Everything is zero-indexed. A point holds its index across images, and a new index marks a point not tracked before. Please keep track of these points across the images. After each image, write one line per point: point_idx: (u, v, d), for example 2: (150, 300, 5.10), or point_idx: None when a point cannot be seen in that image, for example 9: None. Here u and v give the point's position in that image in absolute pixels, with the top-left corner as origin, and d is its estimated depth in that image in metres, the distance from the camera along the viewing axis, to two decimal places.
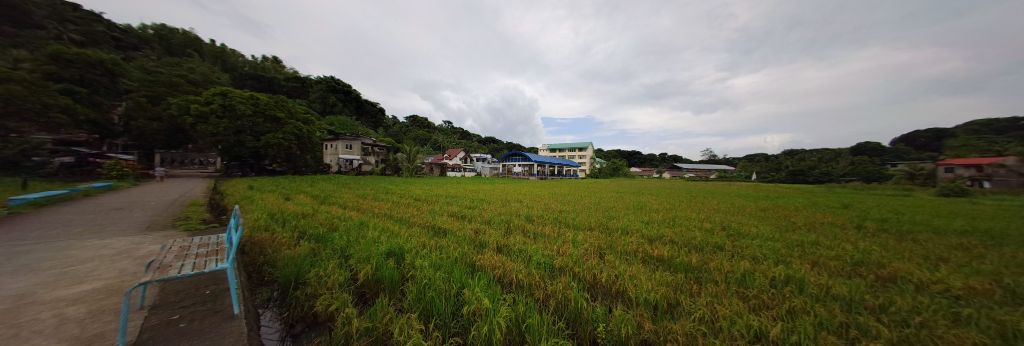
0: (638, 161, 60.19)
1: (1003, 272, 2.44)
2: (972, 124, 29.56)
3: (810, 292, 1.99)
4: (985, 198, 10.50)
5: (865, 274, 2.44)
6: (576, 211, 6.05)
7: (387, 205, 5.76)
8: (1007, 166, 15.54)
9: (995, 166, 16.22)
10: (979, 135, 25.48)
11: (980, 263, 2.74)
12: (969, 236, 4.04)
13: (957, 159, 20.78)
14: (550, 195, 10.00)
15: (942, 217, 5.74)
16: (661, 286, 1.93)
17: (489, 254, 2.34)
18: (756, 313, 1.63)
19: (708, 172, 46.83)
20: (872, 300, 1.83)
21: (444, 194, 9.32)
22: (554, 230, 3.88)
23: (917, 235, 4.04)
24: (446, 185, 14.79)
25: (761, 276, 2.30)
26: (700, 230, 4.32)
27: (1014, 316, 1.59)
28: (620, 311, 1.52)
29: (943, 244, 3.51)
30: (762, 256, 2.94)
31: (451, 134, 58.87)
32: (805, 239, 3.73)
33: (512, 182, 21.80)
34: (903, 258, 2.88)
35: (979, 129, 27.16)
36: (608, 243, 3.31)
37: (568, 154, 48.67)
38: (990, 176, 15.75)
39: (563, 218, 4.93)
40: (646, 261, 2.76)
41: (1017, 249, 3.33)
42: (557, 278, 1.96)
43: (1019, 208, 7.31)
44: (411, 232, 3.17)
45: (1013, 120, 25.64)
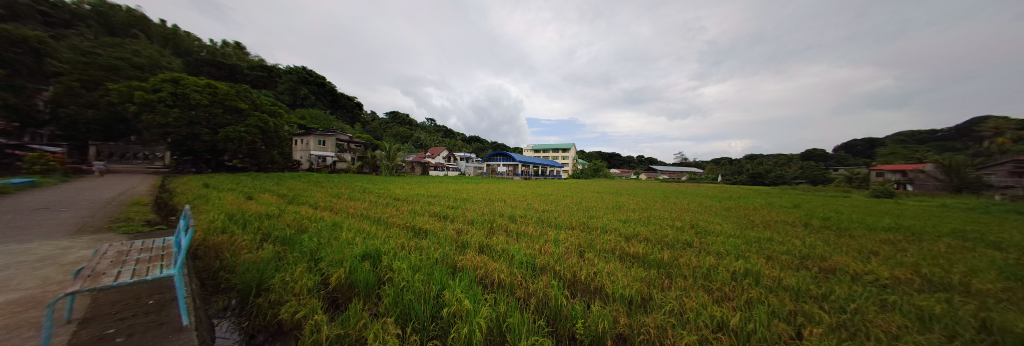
0: (618, 162, 62.67)
1: (919, 263, 2.85)
2: (898, 136, 34.16)
3: (765, 284, 2.20)
4: (908, 200, 12.18)
5: (810, 266, 2.74)
6: (558, 210, 6.18)
7: (364, 205, 5.49)
8: (929, 171, 18.22)
9: (918, 172, 18.94)
10: (903, 145, 29.49)
11: (901, 256, 3.18)
12: (893, 232, 4.68)
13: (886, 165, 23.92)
14: (532, 195, 10.14)
15: (875, 216, 6.58)
16: (637, 283, 2.02)
17: (470, 254, 2.31)
18: (719, 304, 1.77)
19: (680, 173, 49.95)
20: (814, 290, 2.07)
21: (426, 193, 9.10)
22: (536, 229, 3.94)
23: (853, 231, 4.60)
24: (427, 184, 14.41)
25: (725, 270, 2.50)
26: (672, 228, 4.59)
27: (924, 301, 1.87)
28: (599, 307, 1.57)
29: (874, 239, 4.03)
30: (725, 252, 3.20)
31: (434, 132, 57.45)
32: (763, 236, 4.11)
33: (496, 181, 21.70)
34: (841, 252, 3.26)
35: (903, 140, 31.43)
36: (589, 241, 3.41)
37: (551, 155, 49.50)
38: (916, 180, 18.53)
39: (546, 218, 5.01)
40: (622, 258, 2.89)
41: (930, 243, 3.91)
42: (538, 276, 1.99)
43: (933, 208, 8.55)
44: (390, 233, 3.06)
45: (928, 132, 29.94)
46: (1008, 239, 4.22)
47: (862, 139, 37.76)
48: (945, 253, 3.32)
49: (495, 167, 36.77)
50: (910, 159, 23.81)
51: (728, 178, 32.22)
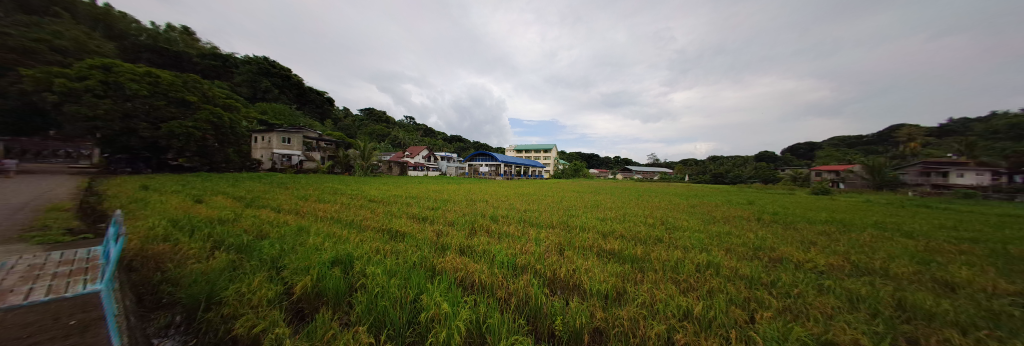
0: (597, 163, 65.08)
1: (848, 251, 3.29)
2: (832, 141, 39.17)
3: (724, 274, 2.41)
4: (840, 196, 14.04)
5: (762, 257, 3.05)
6: (538, 209, 6.28)
7: (336, 207, 5.16)
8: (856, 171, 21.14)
9: (847, 172, 21.88)
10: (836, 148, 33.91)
11: (834, 245, 3.65)
12: (828, 224, 5.38)
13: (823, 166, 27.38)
14: (513, 195, 10.21)
15: (814, 211, 7.52)
16: (612, 277, 2.12)
17: (450, 256, 2.27)
18: (685, 294, 1.92)
19: (653, 173, 53.12)
20: (763, 276, 2.32)
21: (405, 194, 8.78)
22: (517, 228, 3.97)
23: (797, 225, 5.21)
24: (406, 184, 13.92)
25: (690, 262, 2.71)
26: (644, 225, 4.86)
27: (851, 284, 2.16)
28: (577, 303, 1.62)
29: (813, 231, 4.59)
30: (691, 246, 3.45)
31: (413, 131, 55.56)
32: (724, 230, 4.50)
33: (478, 182, 21.47)
34: (788, 243, 3.67)
35: (836, 144, 36.14)
36: (568, 239, 3.50)
37: (533, 155, 50.12)
38: (845, 179, 21.41)
39: (528, 217, 5.07)
40: (599, 254, 3.01)
41: (855, 233, 4.54)
42: (519, 276, 2.00)
43: (859, 203, 9.95)
44: (364, 237, 2.91)
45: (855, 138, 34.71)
46: (913, 228, 5.02)
47: (805, 143, 42.79)
48: (866, 242, 3.87)
49: (477, 168, 36.41)
50: (841, 160, 27.47)
51: (695, 178, 34.86)
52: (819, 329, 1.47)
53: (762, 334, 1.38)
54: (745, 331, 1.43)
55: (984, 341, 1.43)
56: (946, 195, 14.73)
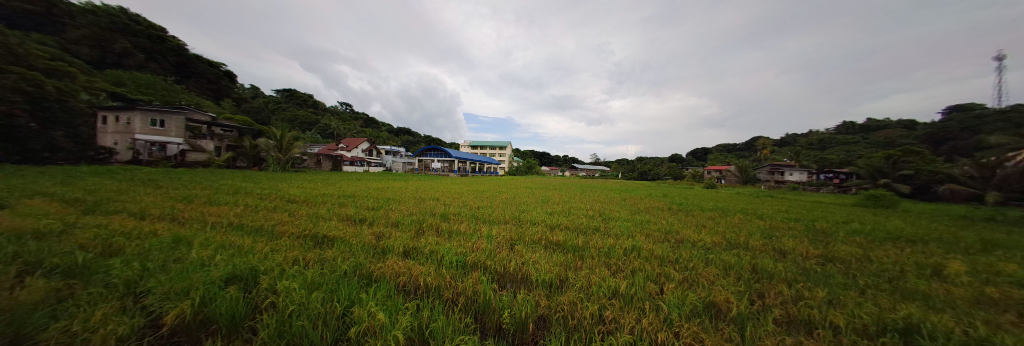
0: (548, 161, 69.10)
1: (725, 231, 4.33)
2: (720, 147, 50.67)
3: (645, 256, 2.87)
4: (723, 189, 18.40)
5: (670, 239, 3.75)
6: (492, 206, 6.35)
7: (240, 211, 4.14)
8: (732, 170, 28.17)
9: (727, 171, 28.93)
10: (722, 153, 43.96)
11: (718, 227, 4.75)
12: (715, 211, 6.98)
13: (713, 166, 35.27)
14: (466, 192, 10.03)
15: (708, 201, 9.66)
16: (556, 267, 2.29)
17: (391, 260, 2.08)
18: (616, 275, 2.21)
19: (594, 171, 59.34)
20: (671, 255, 2.87)
21: (341, 192, 7.70)
22: (469, 226, 3.93)
23: (696, 212, 6.59)
24: (342, 182, 12.18)
25: (620, 248, 3.13)
26: (586, 217, 5.42)
27: (726, 257, 2.84)
28: (524, 294, 1.69)
29: (706, 217, 5.89)
30: (622, 233, 4.00)
31: (350, 120, 48.67)
32: (646, 219, 5.36)
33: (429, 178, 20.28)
34: (689, 227, 4.61)
35: (722, 150, 46.91)
36: (519, 234, 3.64)
37: (488, 151, 50.03)
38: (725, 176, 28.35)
39: (481, 214, 5.04)
40: (546, 246, 3.20)
41: (730, 217, 6.03)
42: (468, 274, 1.98)
43: (734, 195, 13.24)
44: (278, 246, 2.41)
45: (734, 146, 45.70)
46: (763, 212, 6.96)
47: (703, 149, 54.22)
48: (737, 224, 5.17)
49: (428, 163, 34.27)
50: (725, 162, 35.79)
51: (628, 175, 40.41)
52: (705, 292, 1.91)
53: (669, 302, 1.71)
54: (657, 301, 1.74)
55: (796, 289, 2.08)
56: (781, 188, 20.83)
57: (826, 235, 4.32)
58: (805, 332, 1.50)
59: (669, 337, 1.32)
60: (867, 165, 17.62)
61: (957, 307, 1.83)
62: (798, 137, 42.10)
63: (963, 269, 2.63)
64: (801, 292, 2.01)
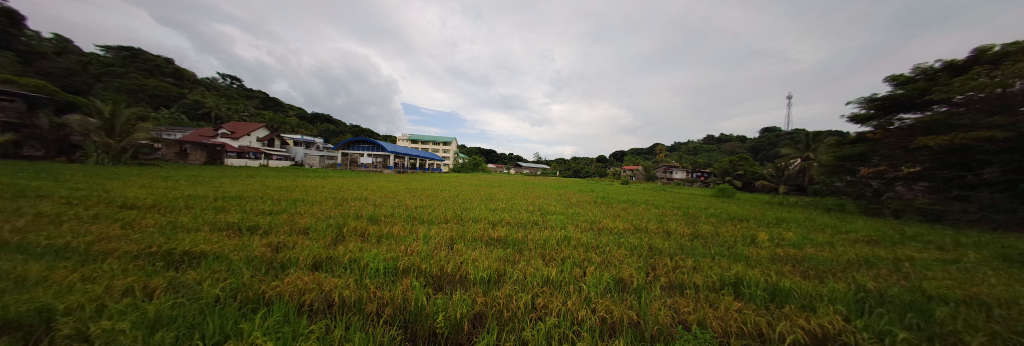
0: (493, 158, 70.01)
1: (634, 219, 5.31)
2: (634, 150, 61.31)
3: (574, 244, 3.23)
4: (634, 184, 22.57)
5: (593, 227, 4.36)
6: (431, 204, 5.99)
7: (18, 223, 2.66)
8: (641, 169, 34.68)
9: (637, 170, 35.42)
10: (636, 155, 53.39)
11: (629, 215, 5.79)
12: (628, 202, 8.48)
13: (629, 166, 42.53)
14: (403, 190, 9.18)
15: (624, 194, 11.66)
16: (495, 262, 2.34)
17: (295, 275, 1.70)
18: (550, 265, 2.42)
19: (536, 169, 63.22)
20: (595, 242, 3.32)
21: (224, 193, 5.88)
22: (404, 227, 3.61)
23: (615, 204, 7.85)
24: (229, 179, 9.43)
25: (554, 239, 3.44)
26: (527, 212, 5.71)
27: (633, 240, 3.50)
28: (460, 294, 1.65)
29: (621, 207, 7.08)
30: (556, 225, 4.41)
31: (241, 101, 37.73)
32: (576, 211, 6.08)
33: (358, 175, 17.64)
34: (609, 217, 5.46)
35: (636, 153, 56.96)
36: (460, 232, 3.56)
37: (430, 146, 46.92)
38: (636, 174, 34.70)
39: (418, 214, 4.69)
40: (487, 243, 3.22)
41: (639, 207, 7.43)
42: (399, 280, 1.81)
43: (641, 189, 16.41)
44: (99, 271, 1.66)
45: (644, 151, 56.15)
46: (661, 202, 8.83)
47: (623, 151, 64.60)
48: (642, 212, 6.42)
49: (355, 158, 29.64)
50: (636, 163, 43.58)
51: (564, 173, 44.71)
52: (617, 271, 2.29)
53: (589, 283, 1.98)
54: (580, 283, 1.99)
55: (675, 260, 2.74)
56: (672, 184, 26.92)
57: (696, 218, 5.82)
58: (680, 293, 1.99)
59: (588, 315, 1.52)
60: (720, 166, 24.39)
61: (758, 263, 2.76)
62: (684, 145, 54.73)
63: (764, 237, 3.98)
64: (680, 263, 2.64)
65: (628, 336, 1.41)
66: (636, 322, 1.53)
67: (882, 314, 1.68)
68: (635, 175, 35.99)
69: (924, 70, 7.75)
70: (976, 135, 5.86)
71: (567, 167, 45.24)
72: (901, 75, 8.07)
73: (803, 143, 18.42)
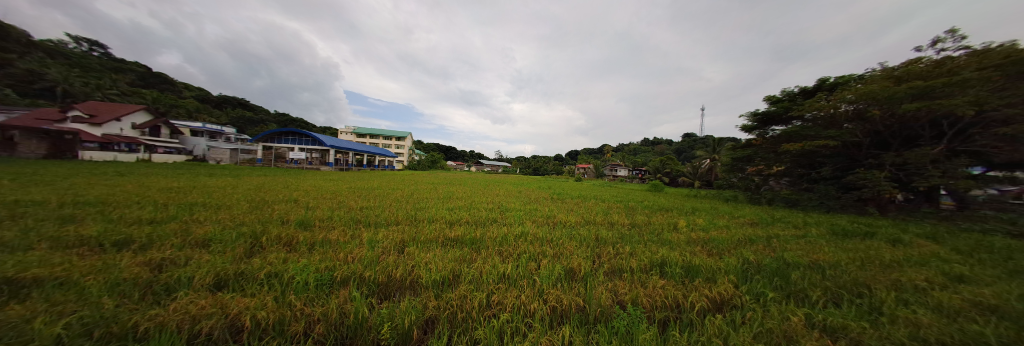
0: (453, 155, 67.67)
1: (585, 213, 5.77)
2: (588, 150, 66.39)
3: (531, 239, 3.36)
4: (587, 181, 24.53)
5: (549, 222, 4.60)
6: (379, 205, 5.44)
7: None
8: (592, 167, 37.81)
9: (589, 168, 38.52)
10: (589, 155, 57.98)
11: (581, 209, 6.28)
12: (581, 198, 9.17)
13: (583, 165, 45.95)
14: (346, 190, 8.14)
15: (577, 190, 12.57)
16: (451, 263, 2.26)
17: (189, 299, 1.35)
18: (506, 261, 2.45)
19: (497, 167, 63.25)
20: (550, 236, 3.51)
21: (74, 198, 4.28)
22: (345, 232, 3.21)
23: (569, 199, 8.39)
24: (81, 178, 6.93)
25: (511, 235, 3.50)
26: (485, 210, 5.66)
27: (584, 232, 3.80)
28: (410, 300, 1.55)
29: (574, 203, 7.61)
30: (514, 222, 4.51)
31: (103, 74, 28.16)
32: (533, 207, 6.31)
33: (289, 173, 15.02)
34: (563, 211, 5.83)
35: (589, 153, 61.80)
36: (412, 233, 3.33)
37: (380, 141, 42.70)
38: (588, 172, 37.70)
39: (365, 217, 4.23)
40: (443, 243, 3.10)
41: (590, 202, 8.10)
42: (337, 292, 1.61)
43: (592, 185, 17.95)
44: None
45: (596, 151, 61.32)
46: (608, 197, 9.80)
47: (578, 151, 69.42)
48: (591, 206, 7.03)
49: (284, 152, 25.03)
50: (588, 162, 47.41)
51: (524, 171, 45.84)
52: (568, 262, 2.45)
53: (543, 275, 2.08)
54: (534, 276, 2.08)
55: (617, 248, 3.09)
56: (618, 180, 30.10)
57: (635, 210, 6.64)
58: (620, 277, 2.25)
59: (540, 306, 1.60)
60: (653, 165, 28.31)
61: (679, 245, 3.30)
62: (627, 146, 61.60)
63: (684, 224, 4.79)
64: (622, 250, 2.98)
65: (576, 321, 1.53)
66: (582, 307, 1.68)
67: (758, 279, 2.21)
68: (587, 172, 39.11)
69: (788, 92, 10.31)
70: (821, 143, 7.98)
71: (527, 165, 46.52)
72: (775, 95, 10.54)
73: (712, 147, 22.70)
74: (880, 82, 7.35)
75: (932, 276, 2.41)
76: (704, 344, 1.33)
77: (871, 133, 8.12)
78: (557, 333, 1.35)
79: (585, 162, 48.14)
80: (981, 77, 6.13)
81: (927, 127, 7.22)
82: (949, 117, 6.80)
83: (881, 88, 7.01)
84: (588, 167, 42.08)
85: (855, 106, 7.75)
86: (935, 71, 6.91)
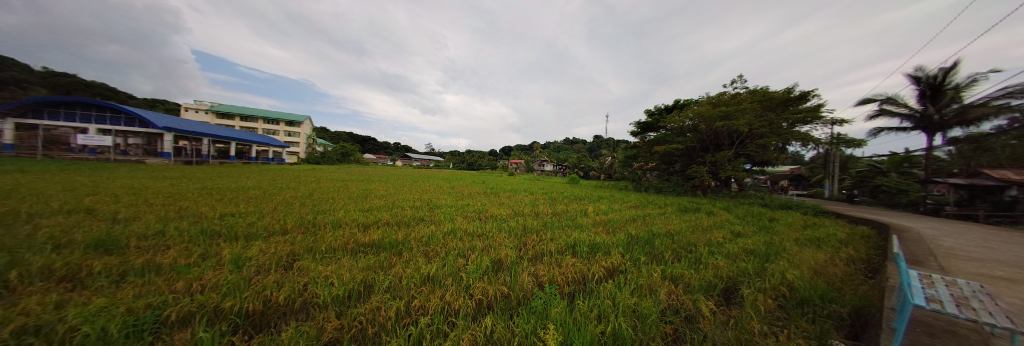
0: (372, 147, 58.69)
1: (515, 205, 6.11)
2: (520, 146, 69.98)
3: (460, 235, 3.28)
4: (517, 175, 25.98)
5: (480, 216, 4.62)
6: (261, 211, 4.17)
7: None
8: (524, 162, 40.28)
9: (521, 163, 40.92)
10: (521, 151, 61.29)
11: (512, 202, 6.60)
12: (513, 191, 9.60)
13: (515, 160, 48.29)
14: (198, 191, 5.81)
15: (510, 184, 13.15)
16: (364, 272, 1.97)
17: None
18: (431, 261, 2.31)
19: (427, 161, 58.65)
20: (480, 230, 3.54)
21: None
22: (193, 250, 2.29)
23: (501, 193, 8.64)
24: None
25: (440, 233, 3.32)
26: (411, 209, 5.15)
27: (513, 223, 4.02)
28: (299, 327, 1.24)
29: (506, 196, 7.92)
30: (443, 219, 4.30)
31: None
32: (464, 202, 6.18)
33: (76, 168, 9.51)
34: (494, 205, 5.98)
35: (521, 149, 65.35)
36: (309, 243, 2.69)
37: (259, 125, 32.37)
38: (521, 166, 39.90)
39: (234, 227, 3.13)
40: (353, 250, 2.64)
41: (521, 194, 8.60)
42: (171, 339, 1.12)
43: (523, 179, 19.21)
44: None
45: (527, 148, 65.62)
46: (536, 190, 10.63)
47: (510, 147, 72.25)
48: (521, 198, 7.49)
49: (68, 135, 15.67)
50: (519, 157, 50.15)
51: (458, 166, 44.38)
52: (496, 254, 2.52)
53: (468, 270, 2.07)
54: (460, 273, 2.04)
55: (539, 235, 3.41)
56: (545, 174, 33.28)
57: (558, 200, 7.49)
58: (541, 260, 2.50)
59: (464, 303, 1.58)
60: (572, 161, 32.59)
61: (587, 228, 3.96)
62: (553, 144, 68.39)
63: (593, 210, 5.75)
64: (544, 237, 3.32)
65: (500, 309, 1.60)
66: (506, 294, 1.78)
67: (637, 248, 2.91)
68: (519, 167, 41.48)
69: (658, 108, 13.77)
70: (675, 146, 11.08)
71: (460, 159, 44.93)
72: (651, 109, 13.86)
73: (613, 147, 27.96)
74: (706, 106, 10.77)
75: (727, 233, 3.78)
76: (599, 305, 1.64)
77: (701, 140, 11.80)
78: (480, 325, 1.38)
79: (518, 157, 50.72)
80: (750, 108, 9.86)
81: (726, 137, 11.11)
82: (736, 132, 10.62)
83: (706, 110, 10.26)
84: (519, 162, 44.40)
85: (695, 121, 10.95)
86: (731, 101, 10.64)
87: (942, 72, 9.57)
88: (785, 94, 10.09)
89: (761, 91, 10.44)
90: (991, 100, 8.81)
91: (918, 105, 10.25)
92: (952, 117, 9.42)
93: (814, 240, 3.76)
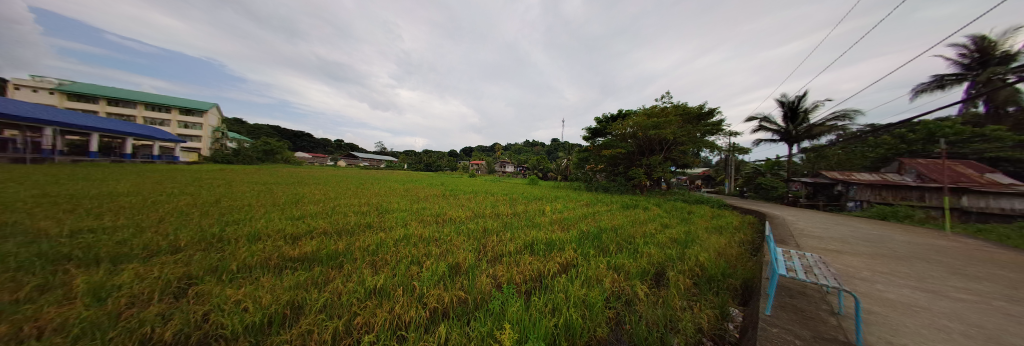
0: (306, 145, 50.69)
1: (475, 207, 5.99)
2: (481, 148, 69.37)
3: (413, 241, 3.05)
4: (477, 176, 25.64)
5: (437, 220, 4.39)
6: (143, 224, 3.20)
7: None
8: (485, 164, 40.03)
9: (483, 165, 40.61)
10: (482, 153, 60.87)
11: (472, 204, 6.44)
12: (474, 193, 9.37)
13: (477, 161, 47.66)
14: (33, 199, 4.18)
15: (470, 186, 12.84)
16: (292, 290, 1.68)
17: None
18: (379, 272, 2.10)
19: (377, 161, 53.39)
20: (436, 234, 3.37)
21: None
22: (21, 280, 1.63)
23: (461, 195, 8.36)
24: None
25: (390, 240, 3.05)
26: (356, 214, 4.60)
27: (472, 225, 3.95)
28: None
29: (466, 198, 7.70)
30: (395, 224, 3.96)
31: None
32: (419, 206, 5.79)
33: None
34: (453, 208, 5.75)
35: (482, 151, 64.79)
36: (214, 262, 2.17)
37: (137, 112, 24.86)
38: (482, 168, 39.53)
39: (97, 247, 2.33)
40: (278, 267, 2.23)
41: (482, 196, 8.48)
42: None
43: (484, 180, 19.07)
44: None
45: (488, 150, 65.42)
46: (498, 191, 10.70)
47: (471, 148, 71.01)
48: (480, 200, 7.38)
49: None
50: (481, 158, 49.77)
51: (414, 166, 41.60)
52: (453, 258, 2.43)
53: (423, 278, 1.95)
54: (413, 282, 1.90)
55: (497, 236, 3.42)
56: (506, 176, 33.64)
57: (518, 201, 7.62)
58: (500, 261, 2.50)
59: (417, 313, 1.49)
60: (531, 162, 33.73)
61: (544, 226, 4.13)
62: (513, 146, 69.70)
63: (550, 209, 6.04)
64: (504, 238, 3.33)
65: (456, 315, 1.55)
66: (463, 298, 1.73)
67: (586, 243, 3.16)
68: (481, 169, 40.99)
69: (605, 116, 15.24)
70: (619, 150, 12.44)
71: (417, 159, 42.28)
72: (599, 117, 15.26)
73: (568, 150, 29.92)
74: (643, 116, 12.41)
75: (658, 226, 4.41)
76: (553, 299, 1.73)
77: (639, 146, 13.44)
78: (434, 335, 1.31)
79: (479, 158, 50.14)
80: (675, 120, 11.71)
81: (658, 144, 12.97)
82: (665, 140, 12.39)
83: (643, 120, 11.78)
84: (481, 164, 44.05)
85: (635, 129, 12.51)
86: (661, 113, 12.44)
87: (796, 99, 13.03)
88: (699, 109, 12.31)
89: (683, 106, 12.52)
90: (824, 121, 12.33)
91: (783, 123, 13.63)
92: (803, 132, 12.89)
93: (720, 227, 4.68)
